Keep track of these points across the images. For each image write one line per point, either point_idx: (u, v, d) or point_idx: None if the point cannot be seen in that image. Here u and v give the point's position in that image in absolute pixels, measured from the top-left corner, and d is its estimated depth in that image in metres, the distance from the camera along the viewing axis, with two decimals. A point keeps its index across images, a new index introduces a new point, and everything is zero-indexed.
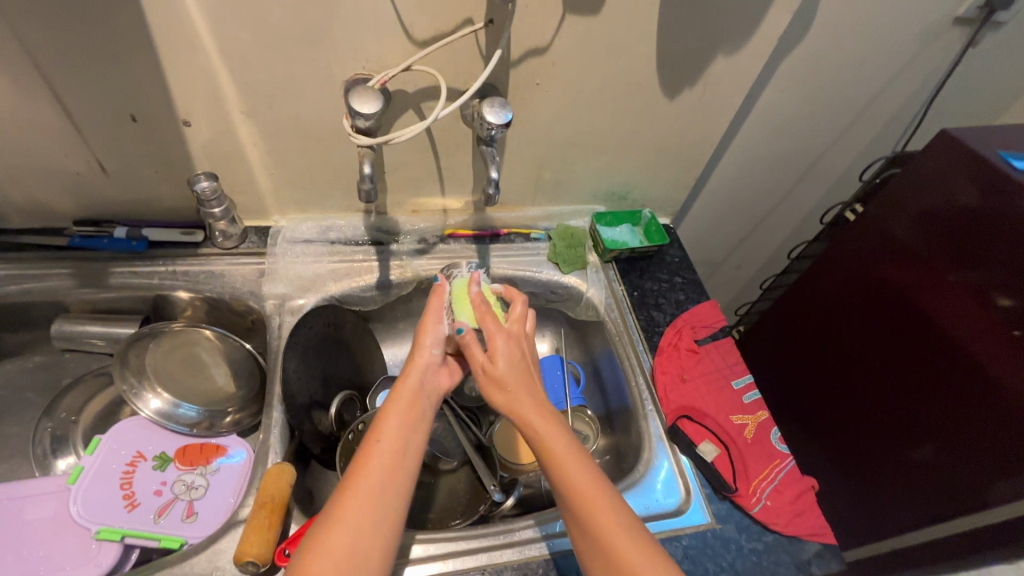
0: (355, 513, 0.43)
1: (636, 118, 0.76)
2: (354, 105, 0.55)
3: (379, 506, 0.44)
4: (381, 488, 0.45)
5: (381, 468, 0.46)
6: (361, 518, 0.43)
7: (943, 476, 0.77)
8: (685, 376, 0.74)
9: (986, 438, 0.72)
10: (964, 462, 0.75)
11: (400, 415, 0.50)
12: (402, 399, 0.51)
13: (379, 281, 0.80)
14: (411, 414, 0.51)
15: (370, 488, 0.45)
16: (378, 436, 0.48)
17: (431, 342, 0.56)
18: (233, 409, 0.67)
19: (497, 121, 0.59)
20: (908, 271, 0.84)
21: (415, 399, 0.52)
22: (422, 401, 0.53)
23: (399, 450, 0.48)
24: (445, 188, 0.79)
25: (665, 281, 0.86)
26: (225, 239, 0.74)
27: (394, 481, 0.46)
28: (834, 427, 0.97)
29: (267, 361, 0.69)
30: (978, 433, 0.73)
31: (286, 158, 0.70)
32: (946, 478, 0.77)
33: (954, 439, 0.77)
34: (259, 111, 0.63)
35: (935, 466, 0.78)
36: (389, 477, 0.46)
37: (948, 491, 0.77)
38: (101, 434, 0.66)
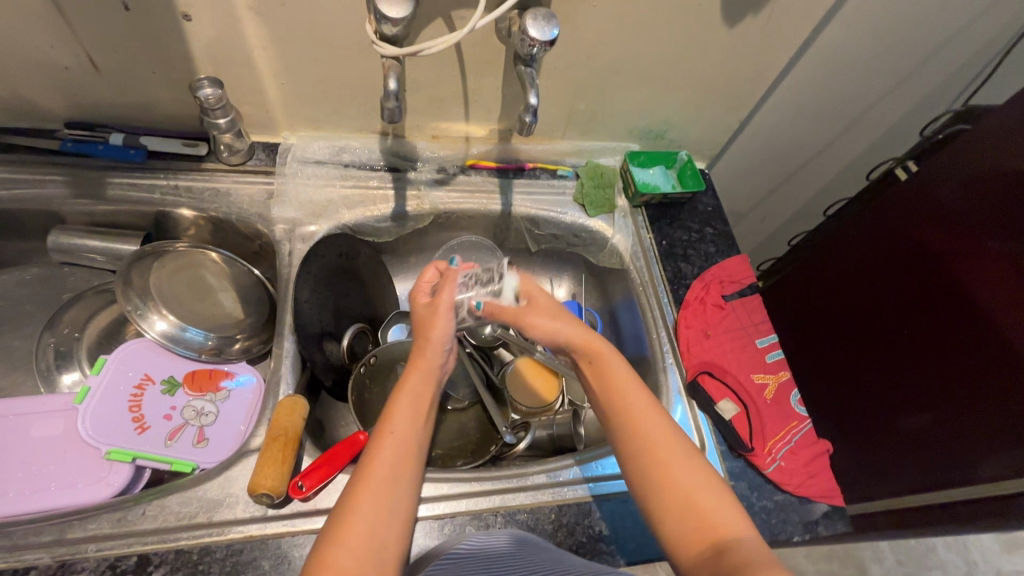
0: (366, 503, 0.43)
1: (688, 47, 0.68)
2: (380, 7, 0.47)
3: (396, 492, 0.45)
4: (391, 477, 0.46)
5: (389, 458, 0.47)
6: (373, 507, 0.43)
7: (946, 442, 0.79)
8: (709, 332, 0.72)
9: (1000, 412, 0.73)
10: (972, 433, 0.76)
11: (409, 403, 0.51)
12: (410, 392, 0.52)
13: (395, 212, 0.75)
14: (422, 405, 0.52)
15: (380, 478, 0.45)
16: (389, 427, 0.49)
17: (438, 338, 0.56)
18: (241, 336, 0.65)
19: (541, 38, 0.51)
20: (947, 235, 0.80)
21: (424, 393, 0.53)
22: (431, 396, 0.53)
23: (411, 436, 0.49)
24: (470, 112, 0.72)
25: (695, 232, 0.81)
26: (230, 154, 0.69)
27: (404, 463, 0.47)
28: (841, 387, 0.98)
29: (277, 289, 0.65)
30: (991, 404, 0.74)
31: (298, 68, 0.63)
32: (948, 445, 0.79)
33: (964, 408, 0.77)
34: (269, 8, 0.56)
35: (937, 432, 0.80)
36: (398, 464, 0.46)
37: (946, 456, 0.79)
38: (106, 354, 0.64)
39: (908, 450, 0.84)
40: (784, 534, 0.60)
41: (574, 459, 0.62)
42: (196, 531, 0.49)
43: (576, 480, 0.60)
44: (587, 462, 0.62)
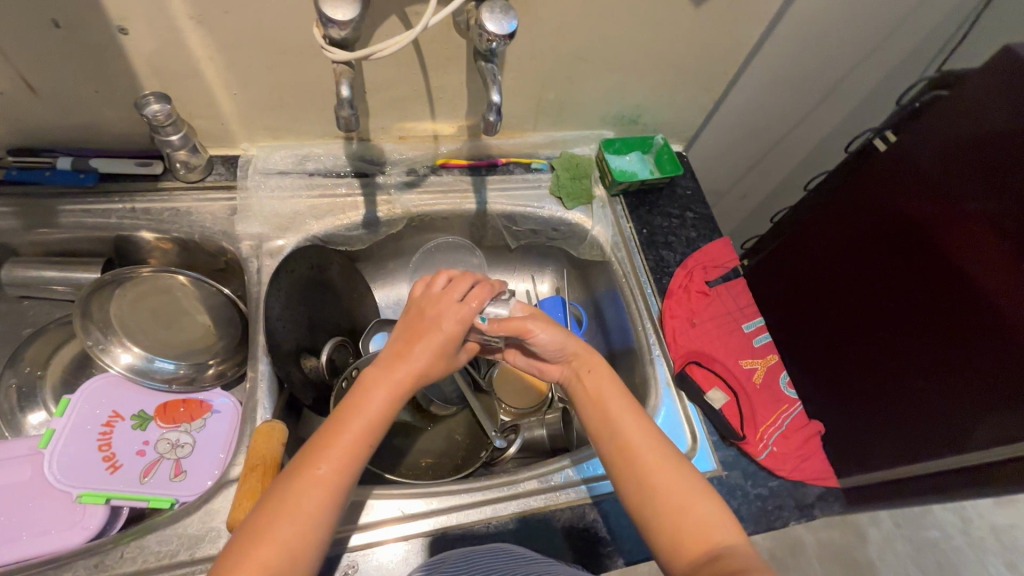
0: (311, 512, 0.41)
1: (656, 28, 0.65)
2: (325, 9, 0.44)
3: (333, 499, 0.43)
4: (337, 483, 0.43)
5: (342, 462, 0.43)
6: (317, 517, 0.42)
7: (932, 410, 0.80)
8: (694, 320, 0.71)
9: (987, 377, 0.73)
10: (957, 398, 0.77)
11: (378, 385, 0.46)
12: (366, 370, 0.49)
13: (365, 219, 0.72)
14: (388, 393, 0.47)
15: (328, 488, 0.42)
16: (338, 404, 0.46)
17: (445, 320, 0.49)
18: (214, 361, 0.63)
19: (499, 32, 0.49)
20: (926, 202, 0.79)
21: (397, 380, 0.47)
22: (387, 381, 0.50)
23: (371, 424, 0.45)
24: (435, 110, 0.70)
25: (675, 217, 0.79)
26: (187, 171, 0.65)
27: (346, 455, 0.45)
28: (830, 361, 0.98)
29: (247, 308, 0.63)
30: (977, 369, 0.74)
31: (249, 76, 0.60)
32: (934, 412, 0.79)
33: (947, 375, 0.78)
34: (211, 15, 0.52)
35: (928, 400, 0.80)
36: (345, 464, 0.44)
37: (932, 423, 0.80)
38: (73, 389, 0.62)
39: (899, 420, 0.85)
40: (779, 521, 0.60)
41: (564, 462, 0.61)
42: (177, 570, 0.47)
43: (571, 481, 0.59)
44: (583, 461, 0.61)
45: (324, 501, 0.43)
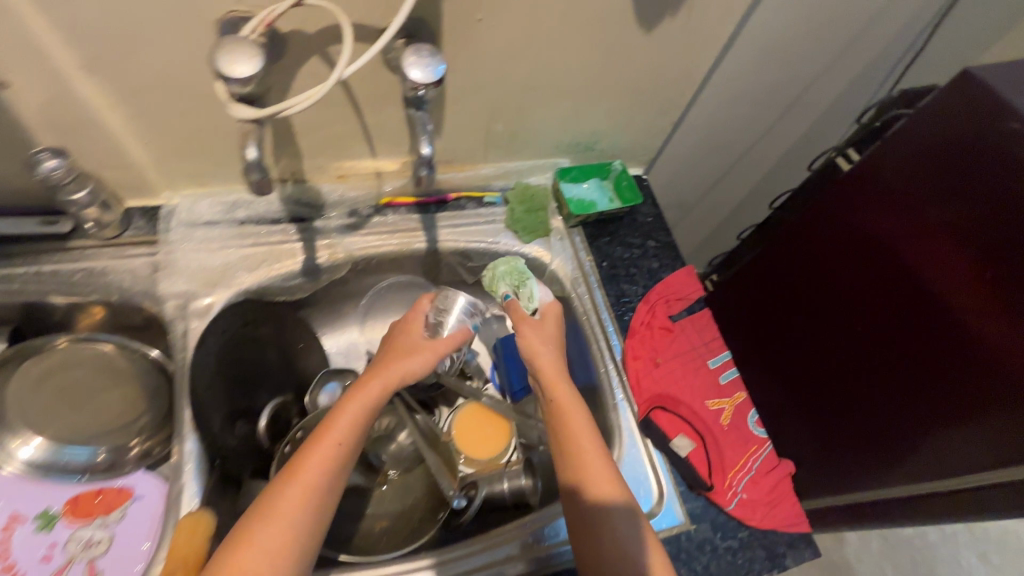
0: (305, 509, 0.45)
1: (605, 55, 0.61)
2: (220, 63, 0.39)
3: (318, 503, 0.46)
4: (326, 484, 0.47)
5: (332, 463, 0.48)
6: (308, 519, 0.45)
7: (900, 433, 0.77)
8: (658, 360, 0.68)
9: (955, 399, 0.70)
10: (926, 421, 0.74)
11: (364, 399, 0.52)
12: (359, 401, 0.52)
13: (305, 267, 0.67)
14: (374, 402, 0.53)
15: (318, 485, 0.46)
16: (330, 433, 0.49)
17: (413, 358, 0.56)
18: (137, 440, 0.58)
19: (425, 79, 0.44)
20: (892, 217, 0.77)
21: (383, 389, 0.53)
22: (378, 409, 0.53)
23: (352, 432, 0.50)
24: (375, 148, 0.65)
25: (636, 247, 0.76)
26: (99, 228, 0.59)
27: (328, 491, 0.47)
28: (802, 376, 0.95)
29: (174, 375, 0.59)
30: (944, 392, 0.71)
31: (159, 124, 0.54)
32: (902, 434, 0.77)
33: (911, 398, 0.75)
34: (104, 64, 0.47)
35: (901, 417, 0.77)
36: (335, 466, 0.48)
37: (898, 447, 0.78)
38: None
39: (870, 443, 0.82)
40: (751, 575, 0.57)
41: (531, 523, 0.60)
42: None
43: (545, 544, 0.58)
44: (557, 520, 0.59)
45: (303, 533, 0.44)
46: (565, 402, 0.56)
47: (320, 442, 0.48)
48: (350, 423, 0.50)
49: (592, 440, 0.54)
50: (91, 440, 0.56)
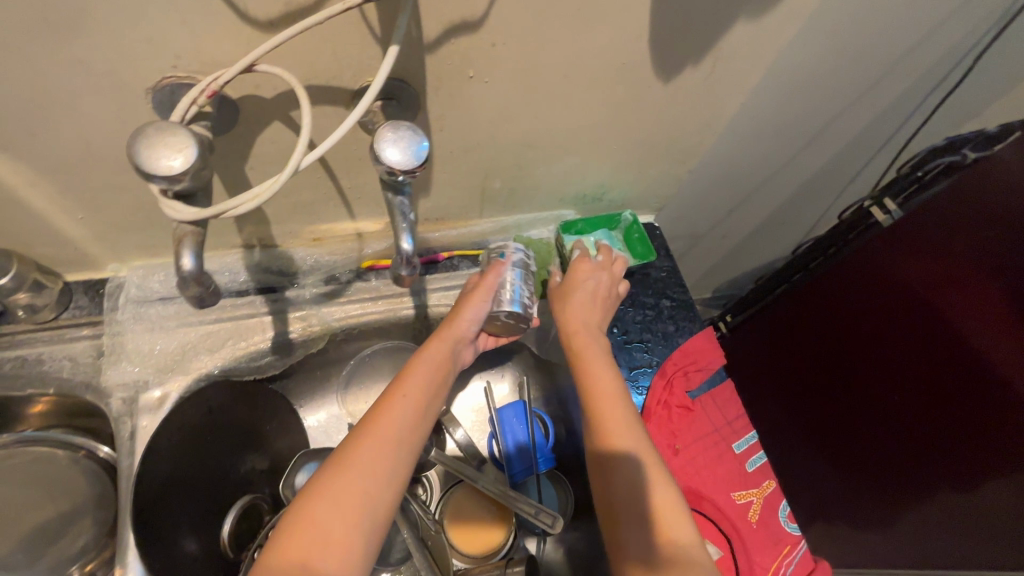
0: (361, 470, 0.41)
1: (617, 108, 0.53)
2: (139, 155, 0.31)
3: (380, 475, 0.42)
4: (385, 451, 0.43)
5: (397, 427, 0.45)
6: (366, 486, 0.41)
7: (930, 472, 0.78)
8: (677, 446, 0.60)
9: (994, 455, 0.69)
10: (959, 467, 0.74)
11: (427, 367, 0.50)
12: (430, 360, 0.50)
13: (276, 342, 0.59)
14: (437, 371, 0.50)
15: (378, 452, 0.42)
16: (402, 389, 0.47)
17: (468, 318, 0.53)
18: (76, 564, 0.49)
19: (400, 164, 0.36)
20: (936, 270, 0.69)
21: (440, 362, 0.51)
22: (448, 365, 0.52)
23: (416, 408, 0.47)
24: (354, 211, 0.57)
25: (649, 309, 0.68)
26: (33, 313, 0.51)
27: (406, 445, 0.44)
28: (827, 421, 0.91)
29: (120, 483, 0.51)
30: (981, 445, 0.70)
31: (96, 198, 0.46)
32: (932, 470, 0.77)
33: (943, 445, 0.74)
34: (16, 139, 0.39)
35: (942, 466, 0.76)
36: (403, 428, 0.45)
37: (929, 481, 0.79)
38: None
39: (898, 476, 0.83)
40: None
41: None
42: None
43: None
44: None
45: (383, 486, 0.41)
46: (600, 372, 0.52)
47: (383, 408, 0.46)
48: (418, 386, 0.48)
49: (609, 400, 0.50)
50: (25, 564, 0.48)
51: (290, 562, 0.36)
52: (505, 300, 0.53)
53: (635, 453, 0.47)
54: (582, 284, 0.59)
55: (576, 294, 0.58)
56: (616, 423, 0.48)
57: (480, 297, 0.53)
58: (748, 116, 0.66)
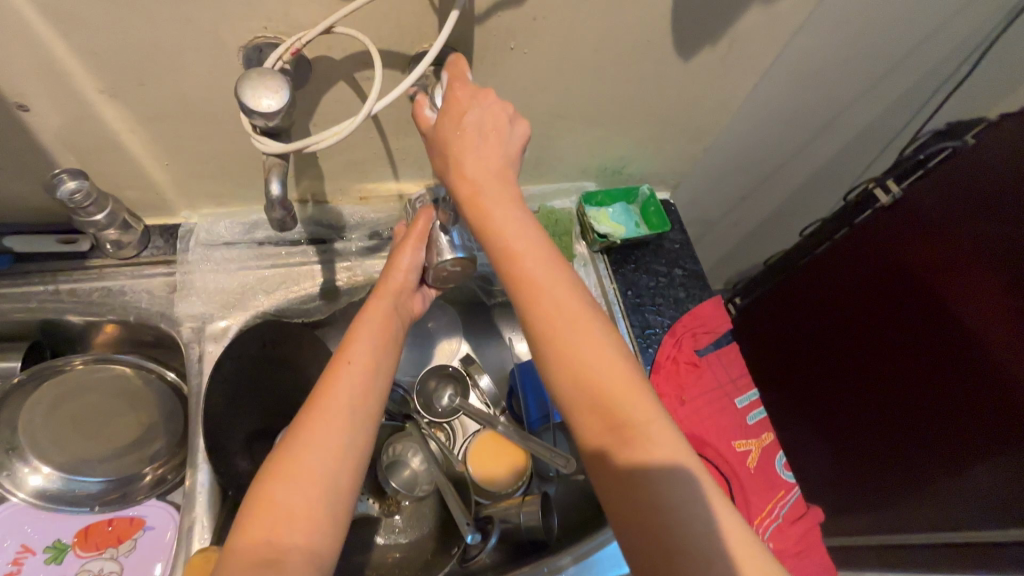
0: (317, 435, 0.43)
1: (640, 84, 0.59)
2: (246, 97, 0.38)
3: (337, 440, 0.44)
4: (339, 415, 0.45)
5: (347, 395, 0.46)
6: (320, 447, 0.43)
7: (914, 463, 0.79)
8: (684, 399, 0.65)
9: (971, 437, 0.71)
10: (944, 457, 0.75)
11: (371, 330, 0.51)
12: (372, 321, 0.51)
13: (324, 289, 0.65)
14: (382, 332, 0.51)
15: (329, 414, 0.44)
16: (348, 354, 0.48)
17: (406, 266, 0.55)
18: (151, 467, 0.58)
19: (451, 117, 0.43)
20: (934, 251, 0.73)
21: (383, 323, 0.52)
22: (393, 324, 0.53)
23: (364, 374, 0.48)
24: (398, 171, 0.63)
25: (663, 276, 0.73)
26: (118, 248, 0.59)
27: (357, 410, 0.45)
28: (820, 400, 0.94)
29: (190, 401, 0.58)
30: (967, 431, 0.72)
31: (180, 147, 0.53)
32: (919, 460, 0.78)
33: (934, 427, 0.76)
34: (126, 90, 0.46)
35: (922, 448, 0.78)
36: (355, 395, 0.46)
37: (902, 474, 0.81)
38: None
39: (883, 467, 0.84)
40: None
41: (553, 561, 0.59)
42: None
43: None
44: (584, 559, 0.59)
45: (336, 455, 0.43)
46: (536, 267, 0.40)
47: (331, 376, 0.47)
48: (364, 352, 0.49)
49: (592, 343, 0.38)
50: (110, 459, 0.57)
51: (257, 540, 0.39)
52: (443, 252, 0.53)
53: (597, 351, 0.38)
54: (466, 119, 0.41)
55: (471, 154, 0.41)
56: (562, 292, 0.39)
57: (412, 245, 0.55)
58: (764, 99, 0.70)
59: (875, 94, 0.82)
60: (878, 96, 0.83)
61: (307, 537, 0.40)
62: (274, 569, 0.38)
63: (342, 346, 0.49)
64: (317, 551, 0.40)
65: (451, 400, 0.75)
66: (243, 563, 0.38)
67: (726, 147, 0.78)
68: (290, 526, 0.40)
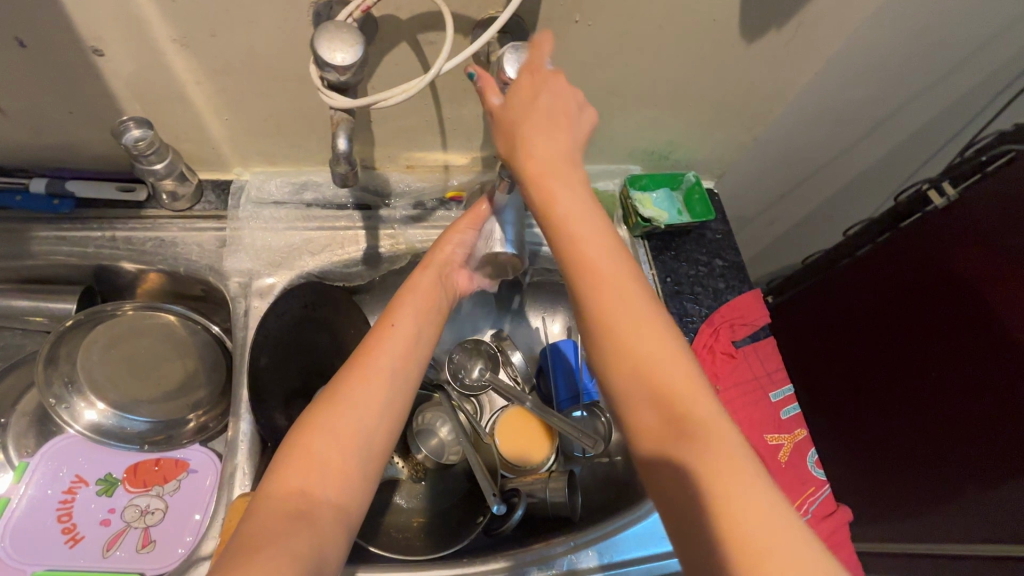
0: (359, 394, 0.44)
1: (701, 66, 0.58)
2: (321, 50, 0.38)
3: (376, 404, 0.44)
4: (385, 377, 0.46)
5: (391, 359, 0.47)
6: (360, 409, 0.43)
7: (951, 470, 0.78)
8: (718, 388, 0.65)
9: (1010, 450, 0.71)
10: (985, 467, 0.74)
11: (416, 301, 0.52)
12: (417, 291, 0.53)
13: (366, 254, 0.66)
14: (427, 304, 0.53)
15: (376, 373, 0.46)
16: (393, 321, 0.50)
17: (455, 242, 0.58)
18: (195, 414, 0.61)
19: (519, 80, 0.42)
20: (984, 258, 0.71)
21: (429, 294, 0.54)
22: (437, 295, 0.55)
23: (408, 343, 0.49)
24: (447, 142, 0.63)
25: (703, 265, 0.72)
26: (173, 200, 0.60)
27: (399, 374, 0.47)
28: (847, 405, 0.93)
29: (234, 353, 0.59)
30: (1011, 443, 0.71)
31: (241, 103, 0.54)
32: (956, 467, 0.77)
33: (972, 437, 0.75)
34: (198, 41, 0.46)
35: (955, 457, 0.77)
36: (399, 358, 0.47)
37: (932, 483, 0.81)
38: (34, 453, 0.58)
39: (917, 473, 0.83)
40: None
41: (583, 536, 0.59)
42: None
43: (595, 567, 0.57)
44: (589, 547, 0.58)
45: (374, 415, 0.44)
46: (607, 267, 0.40)
47: (376, 338, 0.48)
48: (409, 321, 0.50)
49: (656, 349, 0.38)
50: (159, 401, 0.60)
51: (292, 490, 0.39)
52: (494, 240, 0.56)
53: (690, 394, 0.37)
54: (529, 114, 0.41)
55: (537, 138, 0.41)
56: (631, 314, 0.39)
57: (463, 225, 0.58)
58: (823, 91, 0.69)
59: (935, 93, 0.79)
60: (940, 95, 0.80)
61: (337, 490, 0.41)
62: (308, 519, 0.38)
63: (388, 313, 0.51)
64: (347, 507, 0.41)
65: (481, 373, 0.76)
66: (278, 509, 0.38)
67: (776, 138, 0.77)
68: (322, 483, 0.40)
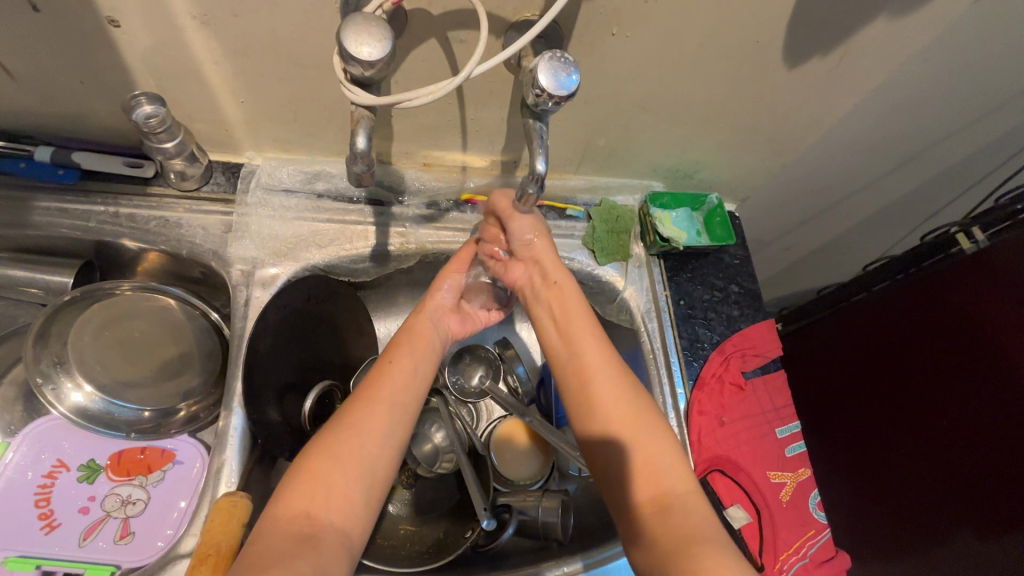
0: (364, 422, 0.46)
1: (738, 87, 0.56)
2: (347, 43, 0.36)
3: (379, 439, 0.46)
4: (389, 405, 0.48)
5: (391, 386, 0.49)
6: (361, 439, 0.45)
7: (938, 514, 0.77)
8: (724, 419, 0.63)
9: (1012, 506, 0.68)
10: (977, 520, 0.72)
11: (412, 340, 0.54)
12: (416, 332, 0.55)
13: (375, 251, 0.64)
14: (426, 341, 0.55)
15: (381, 402, 0.48)
16: (391, 358, 0.52)
17: (445, 287, 0.60)
18: (186, 403, 0.60)
19: (552, 91, 0.40)
20: (1008, 305, 0.69)
21: (427, 334, 0.56)
22: (433, 338, 0.57)
23: (407, 379, 0.51)
24: (468, 143, 0.61)
25: (718, 290, 0.70)
26: (181, 179, 0.59)
27: (399, 409, 0.48)
28: (849, 441, 0.91)
29: (231, 345, 0.57)
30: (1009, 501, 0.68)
31: (259, 86, 0.51)
32: (952, 515, 0.75)
33: (974, 485, 0.72)
34: (218, 20, 0.44)
35: (952, 501, 0.75)
36: (399, 388, 0.50)
37: (927, 530, 0.79)
38: (17, 432, 0.56)
39: (907, 516, 0.82)
40: None
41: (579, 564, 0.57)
42: None
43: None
44: (592, 568, 0.57)
45: (376, 444, 0.46)
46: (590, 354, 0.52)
47: (376, 371, 0.51)
48: (406, 354, 0.52)
49: (611, 388, 0.50)
50: (149, 386, 0.59)
51: (296, 512, 0.41)
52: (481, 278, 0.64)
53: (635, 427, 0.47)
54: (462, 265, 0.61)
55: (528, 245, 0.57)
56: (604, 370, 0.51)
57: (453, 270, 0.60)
58: (861, 121, 0.66)
59: (973, 132, 0.77)
60: (979, 135, 0.77)
61: (339, 515, 0.42)
62: (311, 543, 0.39)
63: (388, 349, 0.53)
64: (349, 532, 0.42)
65: (481, 381, 0.75)
66: (281, 532, 0.39)
67: (806, 165, 0.74)
68: (324, 508, 0.41)
